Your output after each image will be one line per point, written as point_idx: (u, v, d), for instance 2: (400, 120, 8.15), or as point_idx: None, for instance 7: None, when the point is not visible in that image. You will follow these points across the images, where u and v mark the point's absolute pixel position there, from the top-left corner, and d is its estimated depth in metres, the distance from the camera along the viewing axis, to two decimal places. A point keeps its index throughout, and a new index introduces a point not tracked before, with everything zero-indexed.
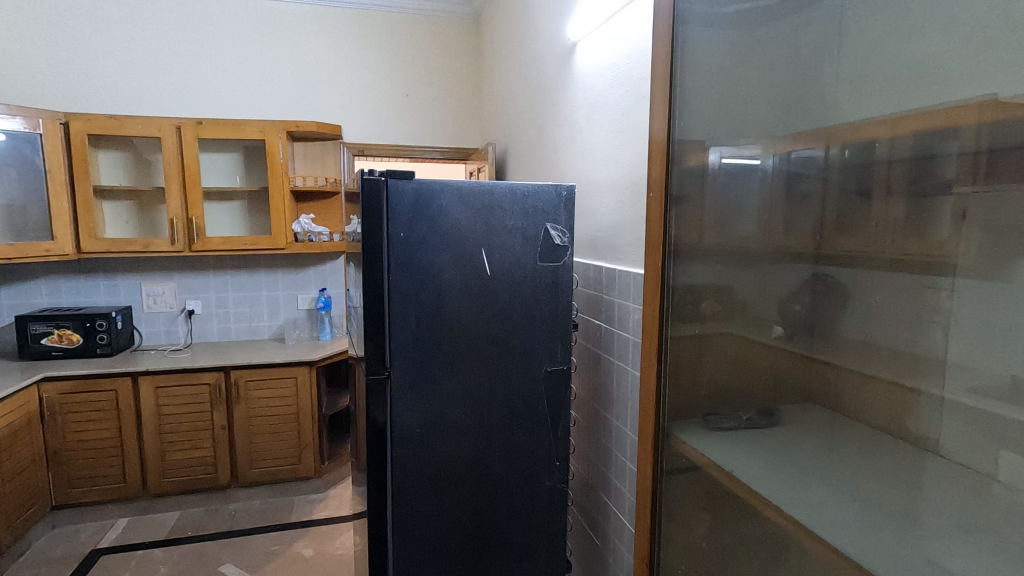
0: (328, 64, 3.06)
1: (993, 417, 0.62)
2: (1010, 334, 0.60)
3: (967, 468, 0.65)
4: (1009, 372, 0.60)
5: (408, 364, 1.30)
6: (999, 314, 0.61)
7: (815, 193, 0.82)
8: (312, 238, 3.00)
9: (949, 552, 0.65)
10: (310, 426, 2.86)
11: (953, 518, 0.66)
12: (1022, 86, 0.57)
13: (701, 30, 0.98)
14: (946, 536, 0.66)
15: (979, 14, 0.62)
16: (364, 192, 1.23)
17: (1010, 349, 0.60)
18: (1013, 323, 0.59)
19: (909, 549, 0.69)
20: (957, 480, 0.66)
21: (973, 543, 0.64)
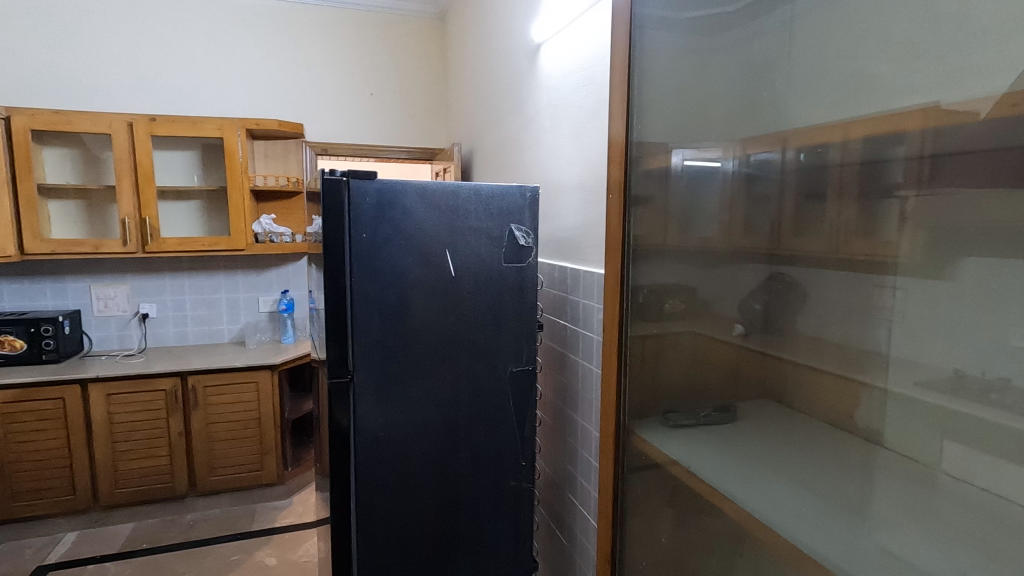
0: (289, 61, 2.99)
1: (936, 409, 0.65)
2: (952, 330, 0.63)
3: (910, 460, 0.70)
4: (951, 365, 0.63)
5: (372, 366, 1.28)
6: (941, 310, 0.64)
7: (774, 196, 0.85)
8: (273, 239, 2.93)
9: (896, 539, 0.68)
10: (273, 432, 2.80)
11: (901, 507, 0.69)
12: (960, 94, 0.60)
13: (659, 35, 0.99)
14: (894, 523, 0.69)
15: (920, 26, 0.65)
16: (324, 192, 1.21)
17: (951, 345, 0.63)
18: (954, 319, 0.63)
19: (859, 538, 0.72)
20: (903, 470, 0.70)
21: (920, 530, 0.67)
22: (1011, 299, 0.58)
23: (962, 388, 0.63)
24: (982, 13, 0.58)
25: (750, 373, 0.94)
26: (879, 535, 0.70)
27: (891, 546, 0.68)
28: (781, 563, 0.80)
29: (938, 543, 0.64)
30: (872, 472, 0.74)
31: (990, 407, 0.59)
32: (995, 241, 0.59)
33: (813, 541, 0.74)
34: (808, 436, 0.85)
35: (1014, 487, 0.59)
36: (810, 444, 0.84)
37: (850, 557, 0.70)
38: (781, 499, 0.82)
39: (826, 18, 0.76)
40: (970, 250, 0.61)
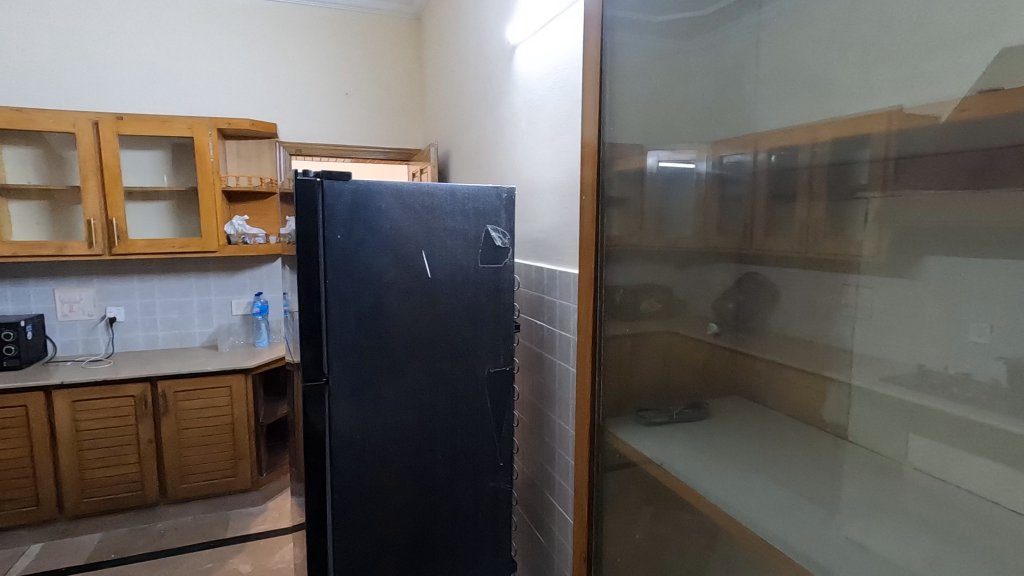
0: (261, 59, 2.94)
1: (901, 403, 0.68)
2: (916, 326, 0.65)
3: (876, 454, 0.72)
4: (916, 361, 0.65)
5: (347, 368, 1.27)
6: (906, 307, 0.66)
7: (746, 196, 0.88)
8: (246, 241, 2.88)
9: (865, 531, 0.70)
10: (247, 437, 2.76)
11: (868, 500, 0.71)
12: (922, 97, 0.62)
13: (630, 38, 1.00)
14: (862, 515, 0.71)
15: (881, 33, 0.67)
16: (296, 193, 1.19)
17: (916, 341, 0.65)
18: (918, 316, 0.65)
19: (830, 531, 0.74)
20: (870, 463, 0.73)
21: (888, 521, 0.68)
22: (970, 296, 0.60)
23: (927, 383, 0.64)
24: (939, 21, 0.61)
25: (721, 370, 0.98)
26: (849, 527, 0.72)
27: (860, 537, 0.70)
28: (755, 557, 0.81)
29: (906, 533, 0.66)
30: (842, 466, 0.76)
31: (951, 400, 0.62)
32: (955, 240, 0.61)
33: (787, 535, 0.76)
34: (781, 431, 0.88)
35: (976, 478, 0.61)
36: (782, 440, 0.87)
37: (822, 549, 0.72)
38: (754, 493, 0.83)
39: (793, 25, 0.79)
40: (933, 249, 0.63)
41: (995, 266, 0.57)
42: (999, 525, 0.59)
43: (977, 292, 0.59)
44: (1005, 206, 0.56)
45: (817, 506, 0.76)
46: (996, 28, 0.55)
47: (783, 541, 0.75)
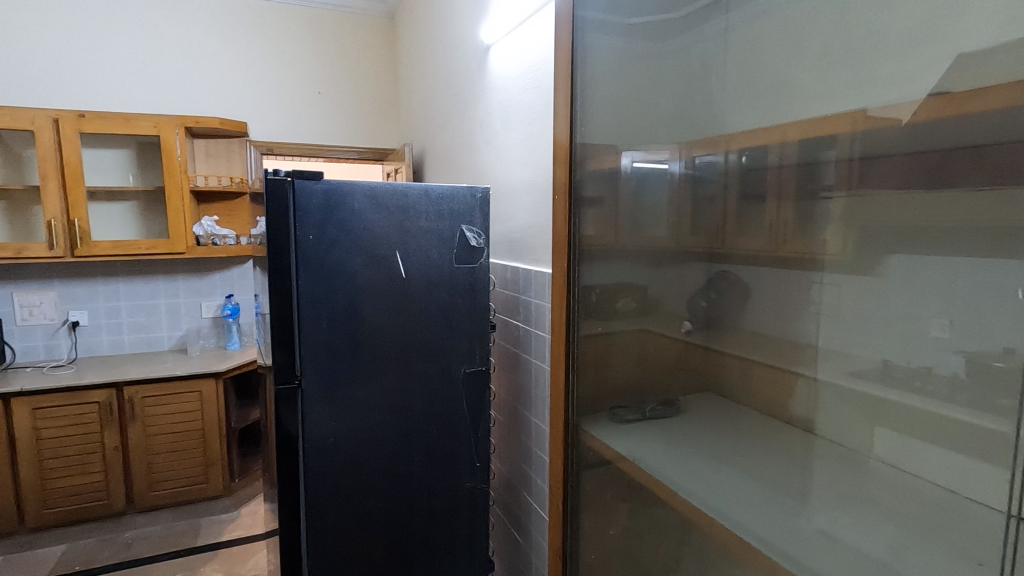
0: (230, 57, 2.88)
1: (866, 397, 0.70)
2: (880, 322, 0.68)
3: (841, 446, 0.75)
4: (880, 356, 0.68)
5: (320, 370, 1.25)
6: (871, 304, 0.69)
7: (717, 195, 0.90)
8: (216, 241, 2.83)
9: (833, 522, 0.72)
10: (218, 442, 2.69)
11: (836, 491, 0.74)
12: (885, 99, 0.64)
13: (600, 39, 1.00)
14: (832, 507, 0.73)
15: (838, 39, 0.71)
16: (268, 193, 1.17)
17: (881, 337, 0.68)
18: (882, 312, 0.67)
19: (800, 523, 0.75)
20: (837, 456, 0.75)
21: (857, 511, 0.70)
22: (931, 293, 0.62)
23: (891, 376, 0.67)
24: (900, 28, 0.64)
25: (694, 365, 1.01)
26: (817, 518, 0.74)
27: (830, 528, 0.72)
28: (729, 552, 0.82)
29: (876, 523, 0.67)
30: (811, 459, 0.79)
31: (914, 393, 0.64)
32: (916, 238, 0.63)
33: (759, 528, 0.77)
34: (754, 425, 0.91)
35: (939, 470, 0.63)
36: (755, 435, 0.89)
37: (792, 539, 0.74)
38: (728, 487, 0.84)
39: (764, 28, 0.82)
40: (895, 248, 0.65)
41: (955, 263, 0.59)
42: (964, 514, 0.60)
43: (938, 289, 0.61)
44: (963, 205, 0.58)
45: (789, 499, 0.78)
46: (951, 35, 0.58)
47: (759, 536, 0.76)
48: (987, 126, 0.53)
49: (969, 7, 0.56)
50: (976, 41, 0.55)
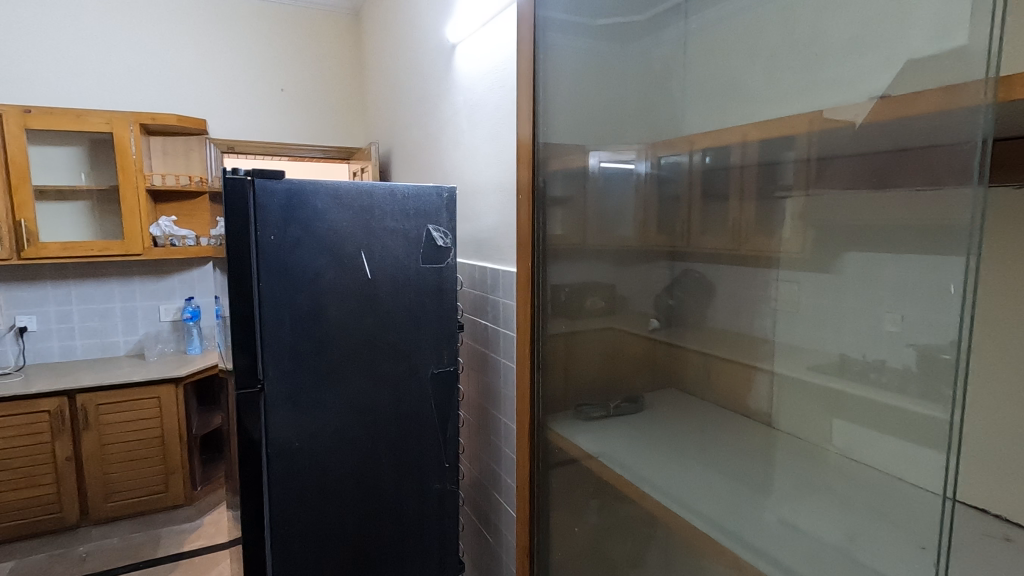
0: (188, 52, 2.80)
1: (827, 390, 0.74)
2: (836, 319, 0.71)
3: (799, 439, 0.80)
4: (838, 351, 0.71)
5: (284, 373, 1.22)
6: (827, 299, 0.73)
7: (682, 196, 0.92)
8: (175, 242, 2.73)
9: (795, 513, 0.74)
10: (179, 450, 2.61)
11: (798, 482, 0.76)
12: (840, 101, 0.66)
13: (562, 39, 1.01)
14: (793, 498, 0.75)
15: (790, 44, 0.75)
16: (226, 193, 1.14)
17: (837, 333, 0.71)
18: (837, 308, 0.71)
19: (762, 513, 0.77)
20: (796, 447, 0.80)
21: (818, 502, 0.73)
22: (887, 288, 0.64)
23: (847, 370, 0.70)
24: (850, 34, 0.66)
25: (660, 363, 1.04)
26: (779, 509, 0.76)
27: (791, 518, 0.73)
28: (691, 546, 0.83)
29: (836, 514, 0.70)
30: (773, 452, 0.82)
31: (869, 384, 0.66)
32: (869, 236, 0.66)
33: (725, 520, 0.79)
34: (716, 419, 0.95)
35: (888, 459, 0.65)
36: (721, 430, 0.92)
37: (755, 530, 0.76)
38: (693, 480, 0.86)
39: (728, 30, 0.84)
40: (850, 246, 0.69)
41: (904, 260, 0.61)
42: (908, 502, 0.62)
43: (890, 286, 0.63)
44: (910, 203, 0.60)
45: (753, 491, 0.80)
46: (893, 42, 0.61)
47: (722, 525, 0.78)
48: (924, 129, 0.55)
49: (911, 17, 0.59)
50: (920, 47, 0.57)
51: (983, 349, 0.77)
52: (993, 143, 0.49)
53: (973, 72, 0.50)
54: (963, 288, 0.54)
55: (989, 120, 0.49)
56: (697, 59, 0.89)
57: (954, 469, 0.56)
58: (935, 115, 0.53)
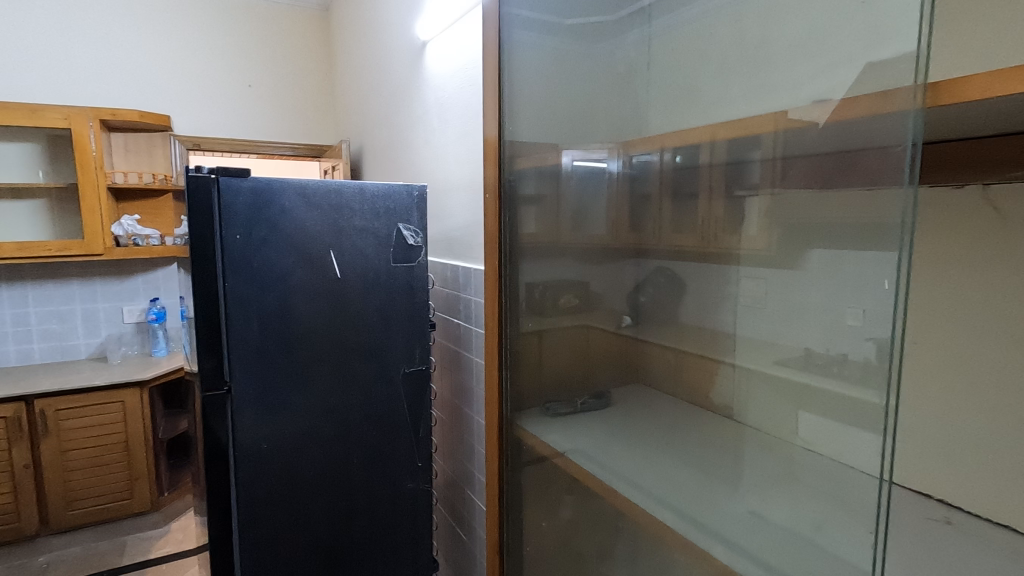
0: (150, 46, 2.71)
1: (793, 383, 0.77)
2: (800, 315, 0.75)
3: (764, 432, 0.84)
4: (803, 345, 0.75)
5: (251, 375, 1.20)
6: (792, 296, 0.77)
7: (653, 194, 0.97)
8: (138, 242, 2.65)
9: (764, 503, 0.76)
10: (144, 455, 2.55)
11: (768, 474, 0.79)
12: (793, 102, 0.71)
13: (527, 37, 1.00)
14: (764, 490, 0.78)
15: (741, 51, 0.82)
16: (188, 192, 1.11)
17: (804, 330, 0.75)
18: (801, 304, 0.75)
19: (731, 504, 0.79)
20: (764, 441, 0.83)
21: (787, 493, 0.75)
22: (847, 286, 0.66)
23: (812, 362, 0.73)
24: (800, 41, 0.71)
25: (632, 358, 1.09)
26: (748, 500, 0.78)
27: (761, 509, 0.76)
28: (656, 540, 0.85)
29: (803, 503, 0.72)
30: (742, 448, 0.85)
31: (833, 377, 0.68)
32: (830, 234, 0.69)
33: (695, 511, 0.79)
34: (688, 415, 0.99)
35: (842, 449, 0.67)
36: (695, 423, 0.96)
37: (723, 520, 0.77)
38: (661, 472, 0.87)
39: (699, 29, 0.89)
40: (815, 244, 0.72)
41: (860, 257, 0.64)
42: (856, 488, 0.64)
43: (851, 283, 0.65)
44: (858, 202, 0.62)
45: (722, 483, 0.83)
46: (832, 48, 0.65)
47: (690, 515, 0.79)
48: (868, 132, 0.57)
49: (845, 25, 0.63)
50: (861, 50, 0.60)
51: (936, 342, 0.82)
52: (921, 147, 0.51)
53: (907, 77, 0.52)
54: (898, 280, 0.57)
55: (917, 124, 0.50)
56: (666, 62, 0.94)
57: (888, 446, 0.58)
58: (871, 118, 0.56)
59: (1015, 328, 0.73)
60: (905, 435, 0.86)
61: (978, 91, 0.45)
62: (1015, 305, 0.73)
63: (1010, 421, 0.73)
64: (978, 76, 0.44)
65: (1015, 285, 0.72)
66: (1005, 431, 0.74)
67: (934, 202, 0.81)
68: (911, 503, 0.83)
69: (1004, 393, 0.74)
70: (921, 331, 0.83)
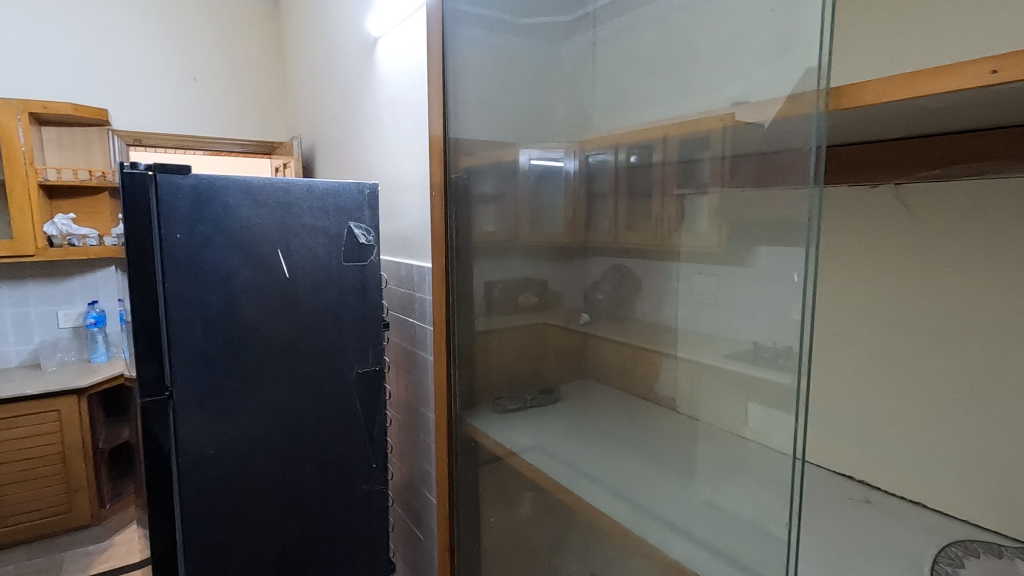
0: (85, 36, 2.57)
1: (739, 375, 0.79)
2: (741, 309, 0.78)
3: (714, 425, 0.86)
4: (752, 338, 0.76)
5: (194, 379, 1.16)
6: (737, 290, 0.79)
7: (609, 193, 1.00)
8: (74, 242, 2.51)
9: (716, 493, 0.79)
10: (82, 466, 2.43)
11: (719, 464, 0.81)
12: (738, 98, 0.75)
13: (471, 33, 1.00)
14: (716, 480, 0.80)
15: (683, 55, 0.87)
16: (123, 188, 1.05)
17: (752, 323, 0.76)
18: (741, 298, 0.78)
19: (687, 493, 0.82)
20: (715, 435, 0.85)
21: (734, 482, 0.77)
22: (775, 281, 0.69)
23: (761, 356, 0.73)
24: (740, 48, 0.75)
25: (589, 355, 1.11)
26: (702, 491, 0.81)
27: (712, 498, 0.79)
28: (606, 534, 0.86)
29: (746, 491, 0.74)
30: (697, 441, 0.87)
31: (777, 369, 0.68)
32: (768, 232, 0.69)
33: (650, 504, 0.82)
34: (647, 411, 1.00)
35: (775, 435, 0.69)
36: (653, 419, 0.98)
37: (678, 510, 0.80)
38: (618, 467, 0.89)
39: (646, 34, 0.93)
40: (758, 241, 0.72)
41: (783, 256, 0.66)
42: (779, 469, 0.67)
43: (782, 279, 0.67)
44: (787, 202, 0.63)
45: (677, 474, 0.85)
46: (761, 56, 0.70)
47: (647, 507, 0.81)
48: (789, 133, 0.60)
49: (773, 32, 0.66)
50: (778, 58, 0.65)
51: (856, 333, 0.86)
52: (825, 150, 0.54)
53: (811, 82, 0.55)
54: (807, 272, 0.58)
55: (821, 127, 0.53)
56: (614, 63, 0.99)
57: (802, 427, 0.59)
58: (791, 120, 0.59)
59: (929, 317, 0.77)
60: (834, 425, 0.90)
61: (873, 96, 0.48)
62: (928, 297, 0.77)
63: (924, 405, 0.78)
64: (872, 82, 0.48)
65: (931, 279, 0.77)
66: (920, 415, 0.79)
67: (856, 201, 0.85)
68: (845, 487, 0.87)
69: (918, 377, 0.79)
70: (844, 323, 0.88)
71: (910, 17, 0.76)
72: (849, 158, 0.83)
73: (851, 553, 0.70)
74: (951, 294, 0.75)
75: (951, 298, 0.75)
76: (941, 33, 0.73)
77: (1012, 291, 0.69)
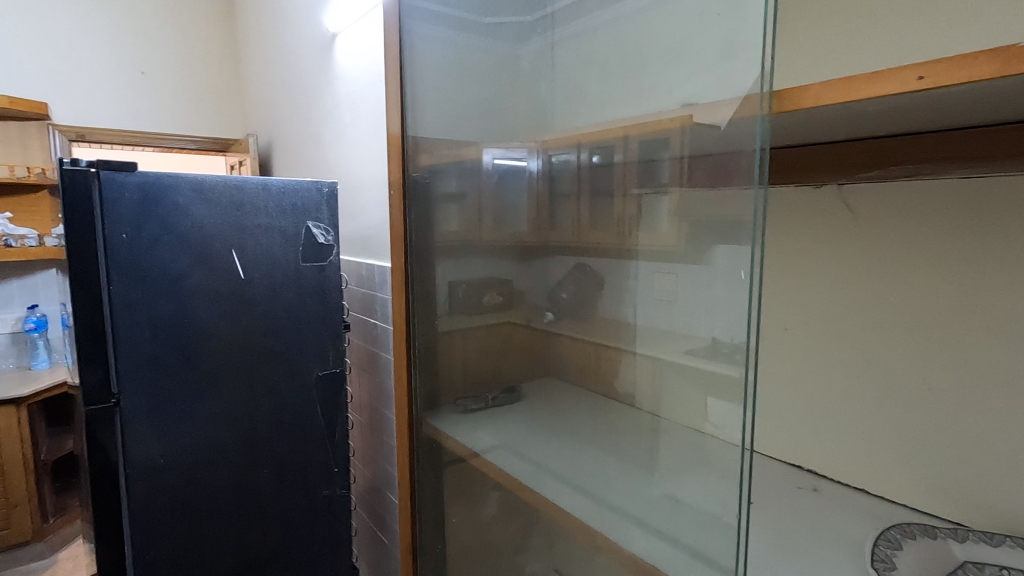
0: (20, 24, 2.42)
1: (695, 370, 0.81)
2: (697, 306, 0.80)
3: (672, 421, 0.87)
4: (711, 335, 0.76)
5: (142, 385, 1.12)
6: (694, 287, 0.80)
7: (571, 193, 1.00)
8: (10, 242, 2.41)
9: (677, 486, 0.80)
10: (21, 480, 2.30)
11: (679, 458, 0.82)
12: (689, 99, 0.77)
13: (429, 30, 1.01)
14: (677, 475, 0.81)
15: (639, 57, 0.89)
16: (64, 186, 1.00)
17: (709, 320, 0.77)
18: (698, 295, 0.80)
19: (649, 489, 0.84)
20: (674, 431, 0.86)
21: (694, 476, 0.78)
22: (724, 281, 0.71)
23: (719, 352, 0.74)
24: (691, 52, 0.77)
25: (551, 354, 1.11)
26: (663, 485, 0.82)
27: (673, 491, 0.80)
28: (569, 531, 0.87)
29: (703, 482, 0.75)
30: (659, 438, 0.88)
31: (734, 364, 0.69)
32: (717, 231, 0.71)
33: (616, 504, 0.84)
34: (609, 409, 1.01)
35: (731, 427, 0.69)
36: (616, 417, 0.99)
37: (641, 504, 0.82)
38: (586, 467, 0.91)
39: (604, 36, 0.95)
40: (709, 241, 0.74)
41: (731, 256, 0.68)
42: (728, 458, 0.69)
43: (732, 278, 0.69)
44: (733, 201, 0.66)
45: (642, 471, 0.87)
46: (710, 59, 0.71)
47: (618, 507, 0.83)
48: (740, 133, 0.62)
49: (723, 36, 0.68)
50: (728, 61, 0.66)
51: (805, 329, 0.89)
52: (769, 151, 0.55)
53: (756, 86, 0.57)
54: (752, 271, 0.60)
55: (765, 128, 0.55)
56: (572, 63, 1.00)
57: (749, 419, 0.61)
58: (743, 122, 0.60)
59: (873, 312, 0.81)
60: (786, 418, 0.93)
61: (814, 99, 0.50)
62: (874, 293, 0.81)
63: (870, 397, 0.81)
64: (813, 86, 0.50)
65: (874, 275, 0.80)
66: (867, 407, 0.82)
67: (804, 201, 0.89)
68: (797, 477, 0.90)
69: (863, 369, 0.82)
70: (793, 319, 0.91)
71: (855, 22, 0.79)
72: (800, 160, 0.86)
73: (801, 540, 0.73)
74: (893, 290, 0.78)
75: (892, 293, 0.79)
76: (883, 39, 0.76)
77: (949, 285, 0.73)
